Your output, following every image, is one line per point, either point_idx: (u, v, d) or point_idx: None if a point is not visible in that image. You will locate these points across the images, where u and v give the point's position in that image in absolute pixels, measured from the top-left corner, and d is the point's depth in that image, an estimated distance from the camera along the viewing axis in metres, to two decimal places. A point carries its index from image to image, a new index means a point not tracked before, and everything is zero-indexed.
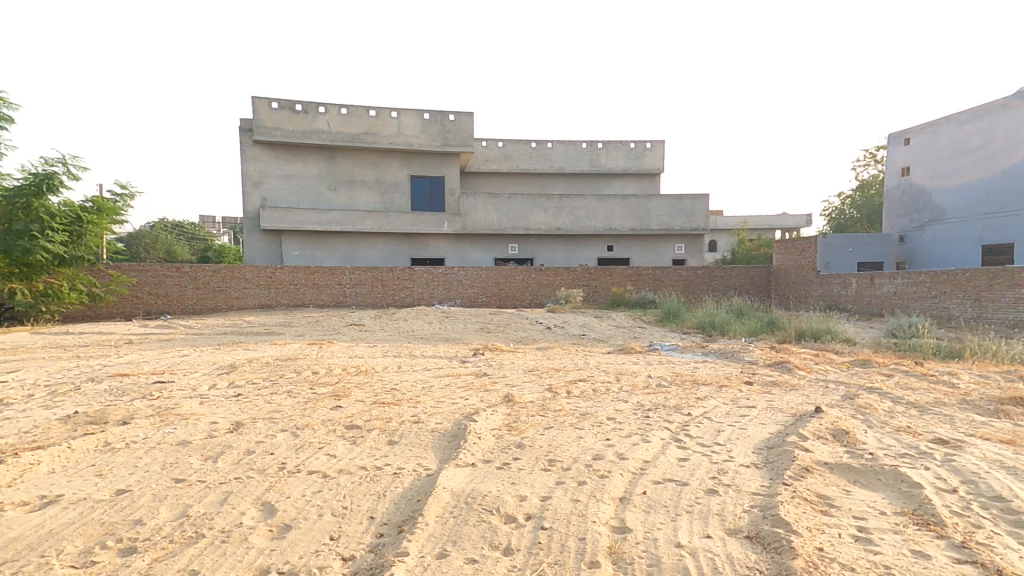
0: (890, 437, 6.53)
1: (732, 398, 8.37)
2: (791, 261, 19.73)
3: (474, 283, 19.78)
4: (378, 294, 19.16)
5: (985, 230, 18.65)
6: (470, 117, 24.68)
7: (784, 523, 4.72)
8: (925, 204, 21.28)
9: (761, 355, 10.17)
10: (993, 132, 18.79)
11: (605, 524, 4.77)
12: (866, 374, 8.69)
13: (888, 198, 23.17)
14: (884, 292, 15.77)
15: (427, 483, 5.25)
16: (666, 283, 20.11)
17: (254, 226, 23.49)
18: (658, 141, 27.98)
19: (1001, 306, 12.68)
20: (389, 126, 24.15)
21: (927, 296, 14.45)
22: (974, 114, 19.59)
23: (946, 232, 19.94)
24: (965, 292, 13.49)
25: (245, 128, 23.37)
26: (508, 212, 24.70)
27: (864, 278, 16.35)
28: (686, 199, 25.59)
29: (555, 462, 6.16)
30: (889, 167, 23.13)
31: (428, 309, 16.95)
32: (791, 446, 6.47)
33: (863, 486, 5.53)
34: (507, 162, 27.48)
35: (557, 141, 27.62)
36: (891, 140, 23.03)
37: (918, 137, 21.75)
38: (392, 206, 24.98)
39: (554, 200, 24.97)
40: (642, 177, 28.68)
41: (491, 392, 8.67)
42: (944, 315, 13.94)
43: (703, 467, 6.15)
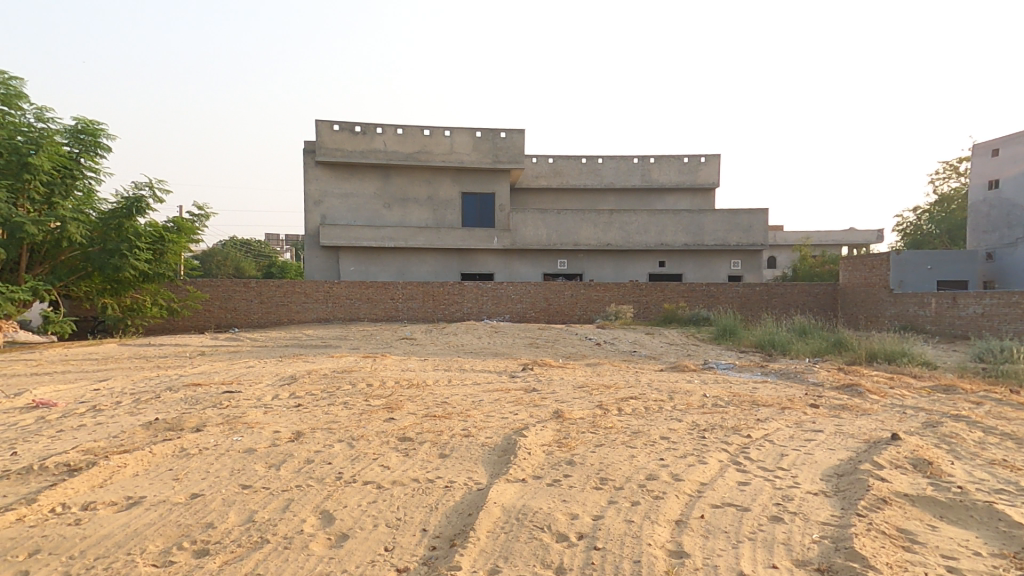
0: (981, 471, 5.95)
1: (795, 421, 7.91)
2: (860, 278, 18.52)
3: (523, 298, 19.79)
4: (428, 308, 19.55)
5: None
6: (521, 135, 25.00)
7: (860, 558, 4.41)
8: (1019, 219, 19.50)
9: (829, 376, 9.54)
10: None
11: (661, 547, 4.60)
12: (951, 402, 7.95)
13: (973, 213, 21.37)
14: (969, 313, 14.53)
15: (477, 498, 5.25)
16: (721, 300, 19.38)
17: (314, 243, 24.70)
18: (713, 155, 27.28)
19: None
20: (442, 144, 24.82)
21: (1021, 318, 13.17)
22: None
23: None
24: None
25: (308, 150, 24.75)
26: (556, 228, 24.71)
27: (945, 297, 15.12)
28: (743, 214, 24.74)
29: (607, 481, 6.02)
30: (975, 179, 21.37)
31: (477, 324, 17.09)
32: (865, 474, 6.03)
33: (951, 523, 5.08)
34: (557, 178, 27.57)
35: (608, 157, 27.51)
36: (975, 150, 21.25)
37: (1009, 148, 19.96)
38: (443, 222, 25.54)
39: (605, 215, 24.73)
40: (695, 192, 27.97)
41: (540, 407, 8.61)
42: None
43: (766, 491, 5.84)
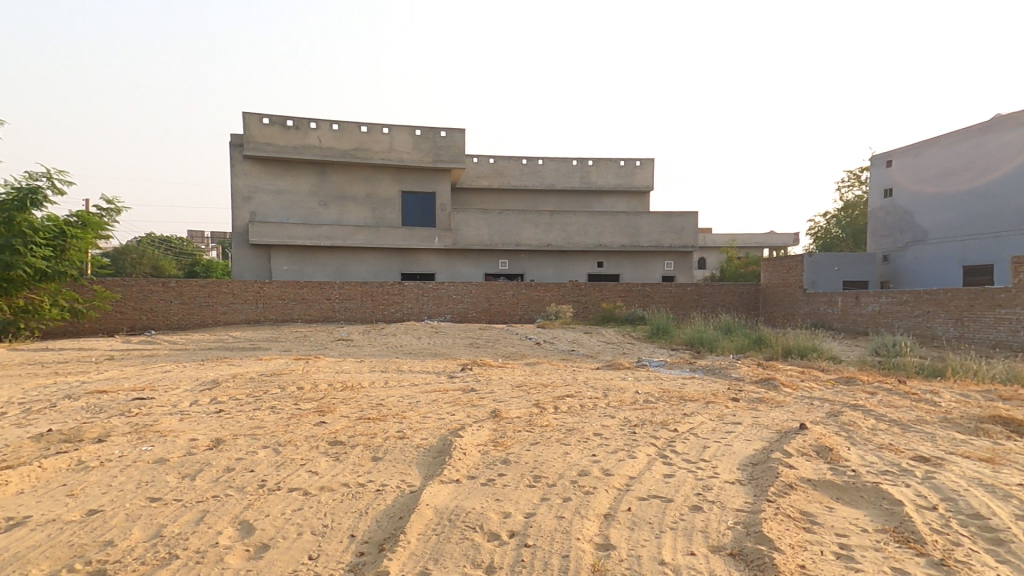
0: (872, 455, 6.58)
1: (718, 414, 8.41)
2: (778, 279, 19.76)
3: (464, 298, 19.76)
4: (367, 308, 19.17)
5: (967, 250, 18.54)
6: (462, 134, 24.94)
7: (767, 540, 4.79)
8: (907, 225, 20.81)
9: (749, 372, 10.17)
10: (975, 156, 18.53)
11: (589, 541, 4.78)
12: (851, 392, 8.63)
13: (869, 218, 22.61)
14: (869, 311, 15.60)
15: (409, 500, 5.24)
16: (655, 299, 20.19)
17: (243, 241, 23.59)
18: (647, 159, 28.36)
19: (983, 325, 12.36)
20: (381, 142, 24.34)
21: (910, 316, 14.24)
22: (954, 138, 19.24)
23: (930, 253, 19.71)
24: (948, 312, 13.22)
25: (235, 143, 23.57)
26: (498, 228, 24.84)
27: (850, 296, 16.22)
28: (676, 217, 25.79)
29: (540, 479, 6.17)
30: (870, 187, 22.61)
31: (417, 324, 16.91)
32: (775, 462, 6.54)
33: (845, 503, 5.61)
34: (498, 179, 27.69)
35: (548, 159, 27.96)
36: (872, 160, 22.50)
37: (900, 158, 21.25)
38: (383, 221, 25.04)
39: (545, 216, 25.12)
40: (632, 195, 28.97)
41: (478, 407, 8.68)
42: (928, 334, 13.66)
43: (688, 483, 6.19)
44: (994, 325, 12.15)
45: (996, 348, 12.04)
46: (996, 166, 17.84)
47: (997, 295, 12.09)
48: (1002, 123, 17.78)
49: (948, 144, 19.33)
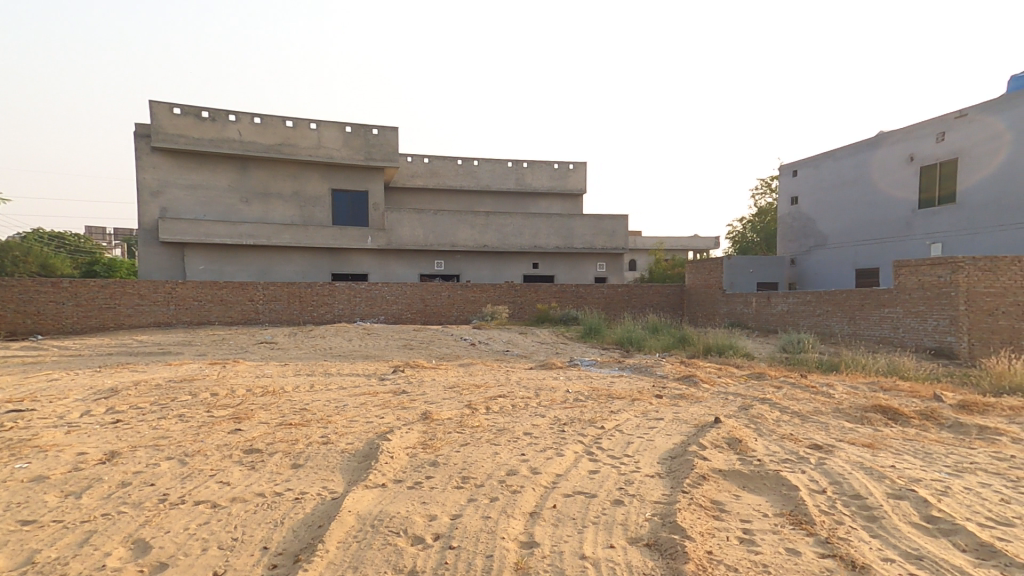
0: (775, 444, 7.11)
1: (642, 410, 8.77)
2: (700, 280, 20.61)
3: (399, 299, 19.44)
4: (294, 310, 18.43)
5: (858, 255, 19.74)
6: (394, 132, 24.54)
7: (680, 530, 5.06)
8: (810, 231, 22.12)
9: (672, 369, 10.67)
10: (861, 168, 19.80)
11: (513, 539, 4.84)
12: (760, 386, 9.28)
13: (781, 224, 23.99)
14: (778, 310, 16.56)
15: (330, 508, 5.09)
16: (588, 299, 20.74)
17: (152, 238, 22.05)
18: (580, 163, 29.13)
19: (871, 323, 13.35)
20: (308, 138, 23.45)
21: (813, 315, 15.19)
22: (845, 151, 20.56)
23: (829, 257, 20.99)
24: (842, 312, 14.22)
25: (141, 133, 21.93)
26: (433, 228, 24.65)
27: (762, 297, 17.18)
28: (607, 219, 26.56)
29: (468, 480, 6.17)
30: (781, 196, 23.98)
31: (348, 326, 16.40)
32: (691, 455, 6.90)
33: (750, 491, 6.02)
34: (433, 179, 27.48)
35: (483, 160, 28.11)
36: (782, 171, 23.92)
37: (804, 169, 22.65)
38: (313, 220, 24.16)
39: (481, 217, 25.20)
40: (566, 198, 29.66)
41: (408, 409, 8.56)
42: (827, 331, 14.71)
43: (612, 478, 6.41)
44: (880, 323, 13.15)
45: (882, 344, 13.01)
46: (879, 178, 19.09)
47: (882, 296, 13.06)
48: (882, 137, 19.06)
49: (841, 157, 20.66)
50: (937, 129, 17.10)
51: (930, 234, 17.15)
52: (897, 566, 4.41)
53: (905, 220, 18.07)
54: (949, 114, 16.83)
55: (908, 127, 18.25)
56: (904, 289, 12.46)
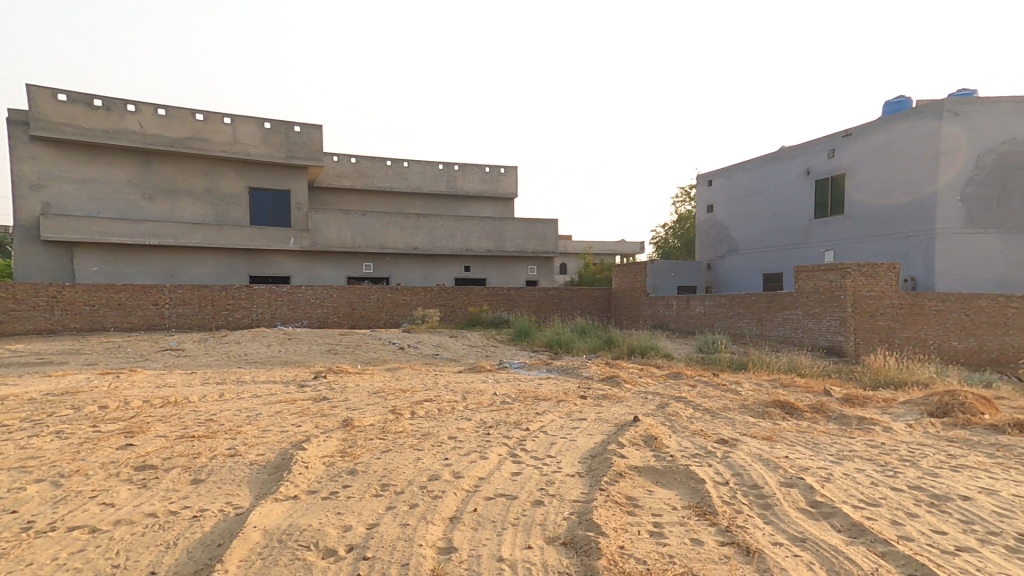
0: (687, 440, 7.47)
1: (567, 411, 8.94)
2: (627, 284, 21.13)
3: (324, 302, 18.75)
4: (206, 314, 17.32)
5: (765, 260, 21.15)
6: (318, 131, 23.73)
7: (595, 526, 5.18)
8: (723, 237, 23.42)
9: (597, 370, 10.97)
10: (768, 180, 21.22)
11: (431, 546, 4.76)
12: (677, 385, 9.74)
13: (697, 230, 25.23)
14: (696, 312, 17.42)
15: (232, 524, 4.79)
16: (519, 302, 20.97)
17: (32, 236, 20.04)
18: (511, 166, 29.48)
19: (775, 324, 14.31)
20: (221, 133, 22.16)
21: (726, 316, 16.09)
22: (754, 163, 21.96)
23: (740, 263, 22.36)
24: (751, 314, 15.13)
25: (19, 121, 19.83)
26: (363, 231, 24.06)
27: (682, 299, 17.99)
28: (538, 223, 26.99)
29: (388, 487, 6.00)
30: (698, 204, 25.21)
31: (267, 331, 15.56)
32: (610, 453, 7.11)
33: (662, 485, 6.28)
34: (361, 179, 26.80)
35: (413, 161, 27.81)
36: (698, 180, 25.18)
37: (719, 179, 23.95)
38: (228, 219, 22.82)
39: (411, 219, 24.91)
40: (497, 201, 29.92)
41: (328, 416, 8.24)
42: (738, 331, 15.61)
43: (533, 479, 6.47)
44: (783, 324, 14.11)
45: (785, 344, 13.99)
46: (782, 189, 20.57)
47: (784, 299, 14.03)
48: (785, 151, 20.54)
49: (751, 169, 22.06)
50: (830, 146, 18.71)
51: (824, 242, 18.72)
52: (784, 549, 4.74)
53: (804, 229, 19.58)
54: (837, 133, 18.49)
55: (805, 143, 19.86)
56: (802, 292, 13.50)
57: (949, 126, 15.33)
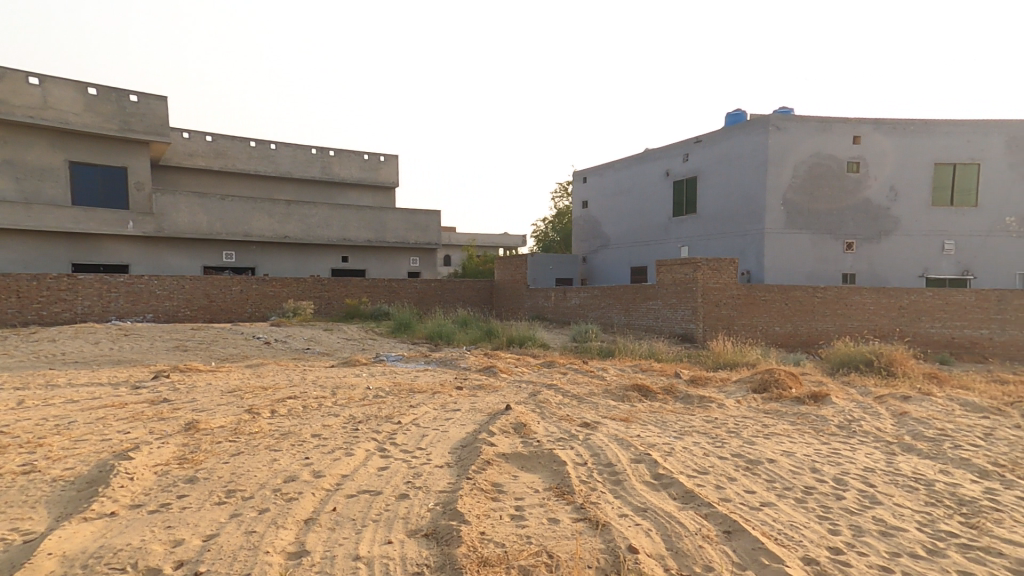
0: (554, 425, 7.74)
1: (441, 403, 8.82)
2: (508, 276, 21.53)
3: (174, 294, 16.80)
4: (9, 309, 14.60)
5: (632, 255, 22.81)
6: (162, 103, 21.19)
7: (458, 515, 5.11)
8: (596, 233, 24.83)
9: (475, 361, 11.00)
10: (635, 179, 22.87)
11: (279, 551, 4.38)
12: (550, 373, 10.10)
13: (573, 225, 26.41)
14: (572, 304, 18.28)
15: (19, 555, 4.00)
16: (401, 294, 20.50)
17: None
18: (391, 155, 28.77)
19: (640, 314, 15.52)
20: (25, 94, 18.50)
21: (598, 307, 17.09)
22: (622, 164, 23.53)
23: (611, 257, 23.89)
24: (619, 305, 16.24)
25: None
26: (222, 216, 22.04)
27: (560, 292, 18.77)
28: (420, 214, 26.64)
29: (234, 493, 5.43)
30: (574, 200, 26.39)
31: (95, 327, 13.46)
32: (480, 442, 7.11)
33: (527, 470, 6.42)
34: (220, 160, 24.40)
35: (283, 144, 25.95)
36: (574, 177, 26.37)
37: (592, 177, 25.29)
38: (39, 196, 19.21)
39: (281, 206, 23.28)
40: (377, 190, 29.02)
41: (167, 420, 7.29)
42: (608, 321, 16.65)
43: (400, 472, 6.26)
44: (646, 313, 15.35)
45: (647, 332, 15.22)
46: (646, 189, 22.31)
47: (648, 291, 15.24)
48: (648, 154, 22.26)
49: (619, 168, 23.62)
50: (684, 151, 20.66)
51: (681, 238, 20.73)
52: (629, 520, 5.06)
53: (664, 227, 21.44)
54: (690, 140, 20.46)
55: (664, 148, 21.72)
56: (662, 285, 14.78)
57: (773, 139, 17.67)
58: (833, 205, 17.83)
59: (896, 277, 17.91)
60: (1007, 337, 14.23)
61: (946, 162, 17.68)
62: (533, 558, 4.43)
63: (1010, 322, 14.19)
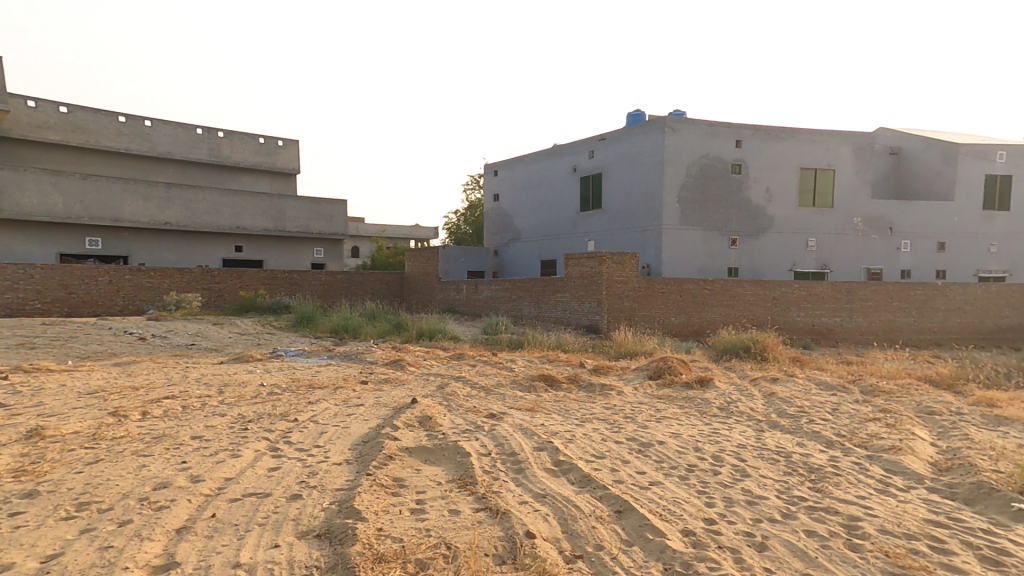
0: (460, 417, 7.66)
1: (343, 398, 8.40)
2: (419, 268, 21.16)
3: (18, 284, 15.02)
4: None
5: (542, 248, 23.37)
6: None
7: (355, 513, 4.86)
8: (508, 226, 25.13)
9: (382, 355, 10.63)
10: (544, 174, 23.43)
11: (142, 567, 3.90)
12: (459, 366, 10.01)
13: (485, 218, 26.52)
14: (483, 296, 18.34)
15: None
16: (303, 287, 19.46)
17: None
18: (290, 140, 27.26)
19: (549, 306, 15.93)
20: None
21: (509, 300, 17.29)
22: (532, 158, 24.00)
23: (522, 250, 24.31)
24: (529, 297, 16.55)
25: None
26: (83, 197, 19.60)
27: (471, 284, 18.74)
28: (324, 203, 25.45)
29: (89, 506, 4.76)
30: (485, 193, 26.49)
31: None
32: (383, 437, 6.83)
33: (430, 463, 6.27)
34: (80, 135, 21.62)
35: (159, 121, 23.57)
36: (486, 170, 26.46)
37: (503, 170, 25.53)
38: None
39: (159, 189, 21.17)
40: (274, 176, 27.33)
41: (6, 428, 6.26)
42: (518, 313, 16.92)
43: (293, 472, 5.84)
44: (555, 306, 15.78)
45: (556, 324, 15.66)
46: (555, 184, 22.93)
47: (557, 284, 15.67)
48: (556, 149, 22.89)
49: (529, 163, 24.07)
50: (589, 148, 21.48)
51: (587, 232, 21.57)
52: (528, 506, 5.11)
53: (572, 221, 22.18)
54: (595, 137, 21.32)
55: (571, 144, 22.45)
56: (570, 278, 15.27)
57: (669, 139, 18.87)
58: (719, 203, 19.40)
59: (771, 271, 19.88)
60: (853, 324, 16.37)
61: (810, 167, 19.93)
62: (431, 551, 4.31)
63: (856, 310, 16.35)
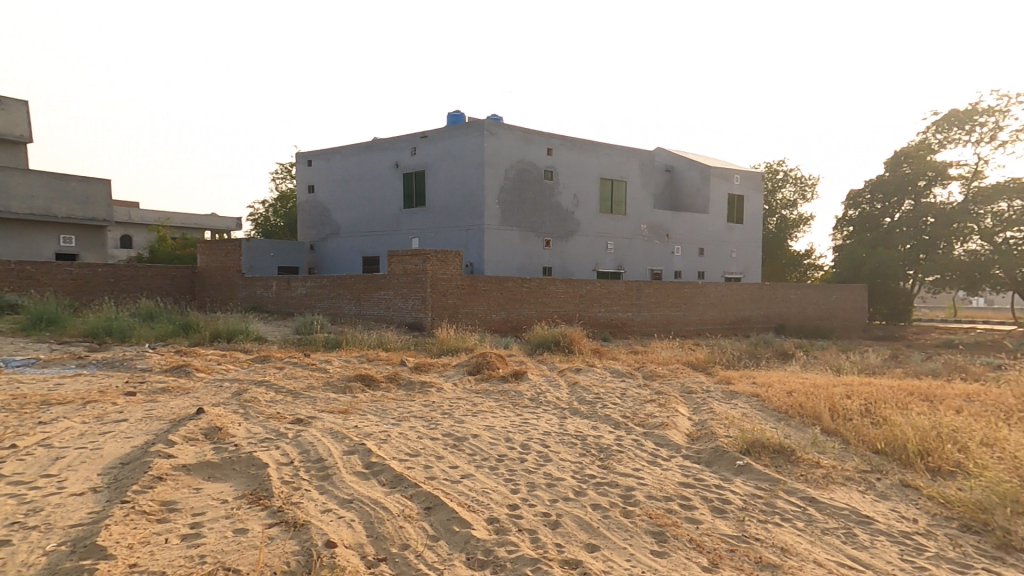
0: (258, 426, 6.77)
1: (96, 415, 6.79)
2: (217, 262, 18.59)
3: None
4: None
5: (364, 244, 22.44)
6: None
7: (97, 551, 3.87)
8: (326, 220, 23.55)
9: (159, 361, 8.95)
10: (364, 168, 22.52)
11: None
12: (262, 369, 8.92)
13: (299, 211, 24.45)
14: (297, 293, 16.85)
15: None
16: (46, 282, 15.58)
17: None
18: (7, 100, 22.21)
19: (371, 304, 15.35)
20: None
21: (326, 297, 16.18)
22: (350, 150, 22.87)
23: (343, 246, 23.05)
24: (350, 295, 15.72)
25: None
26: None
27: (282, 282, 17.08)
28: (73, 181, 20.97)
29: None
30: (298, 184, 24.42)
31: None
32: (151, 455, 5.61)
33: (215, 480, 5.36)
34: None
35: None
36: (298, 159, 24.39)
37: (318, 160, 23.83)
38: None
39: None
40: None
41: None
42: (337, 311, 15.95)
43: (3, 514, 4.44)
44: (377, 303, 15.26)
45: (378, 322, 15.14)
46: (377, 178, 22.21)
47: (379, 281, 15.19)
48: (376, 143, 22.19)
49: (348, 154, 22.90)
50: (411, 144, 21.29)
51: (412, 229, 21.37)
52: (331, 514, 4.67)
53: (396, 217, 21.75)
54: (416, 135, 21.21)
55: (392, 139, 21.97)
56: (394, 275, 14.92)
57: (488, 143, 19.67)
58: (535, 207, 20.87)
59: (579, 270, 22.11)
60: (641, 318, 19.03)
61: (608, 178, 22.72)
62: None
63: (643, 306, 19.03)
